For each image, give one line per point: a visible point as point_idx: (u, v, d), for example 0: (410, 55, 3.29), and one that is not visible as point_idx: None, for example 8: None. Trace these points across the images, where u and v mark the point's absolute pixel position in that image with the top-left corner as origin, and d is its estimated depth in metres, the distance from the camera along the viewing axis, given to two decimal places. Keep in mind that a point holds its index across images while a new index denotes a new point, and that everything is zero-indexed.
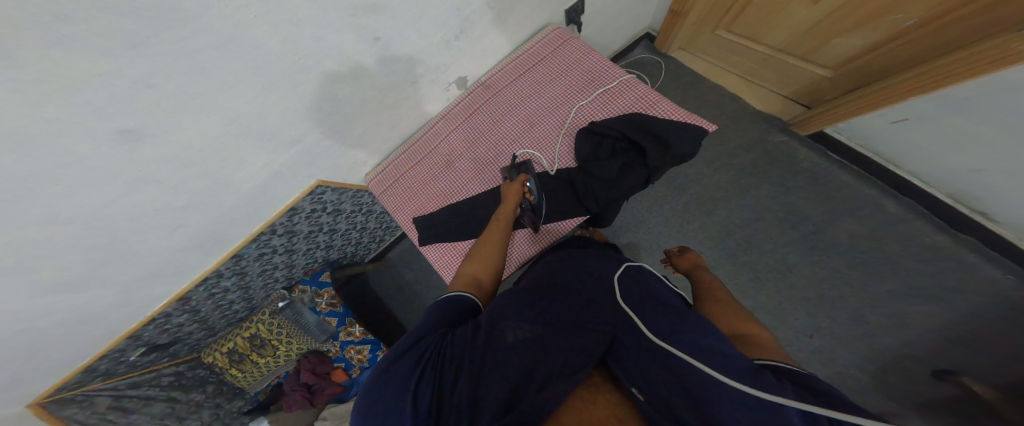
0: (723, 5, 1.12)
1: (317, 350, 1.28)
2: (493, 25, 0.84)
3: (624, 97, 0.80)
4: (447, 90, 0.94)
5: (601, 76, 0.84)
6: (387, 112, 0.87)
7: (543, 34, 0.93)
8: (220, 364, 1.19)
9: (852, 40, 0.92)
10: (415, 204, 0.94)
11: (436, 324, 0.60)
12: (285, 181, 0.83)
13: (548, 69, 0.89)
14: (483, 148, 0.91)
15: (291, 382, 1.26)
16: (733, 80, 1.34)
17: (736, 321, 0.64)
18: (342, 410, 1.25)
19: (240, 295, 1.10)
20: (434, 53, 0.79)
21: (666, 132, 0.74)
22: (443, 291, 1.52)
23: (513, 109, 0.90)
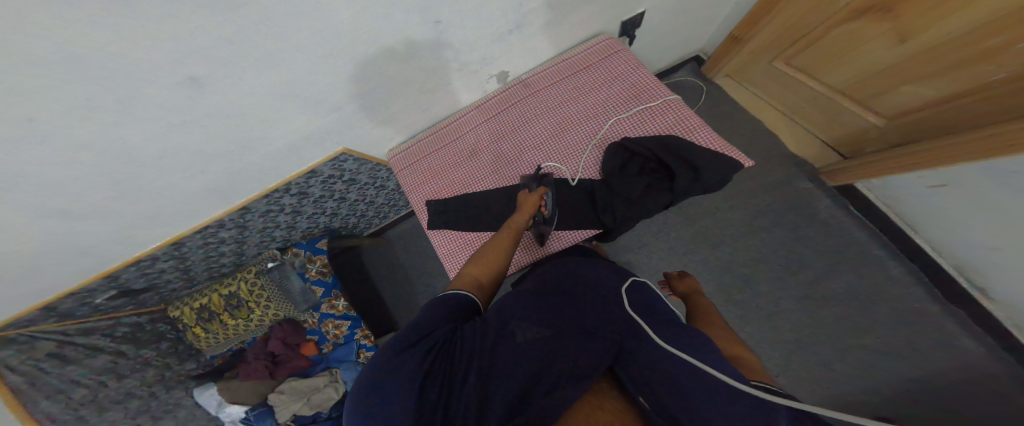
0: (789, 35, 1.07)
1: (291, 319, 1.29)
2: (549, 24, 0.82)
3: (665, 118, 0.78)
4: (486, 82, 0.93)
5: (643, 92, 0.82)
6: (426, 94, 0.85)
7: (593, 42, 0.92)
8: (186, 321, 1.15)
9: (920, 88, 0.87)
10: (431, 187, 0.92)
11: (442, 318, 0.59)
12: (307, 148, 0.81)
13: (591, 77, 0.88)
14: (510, 145, 0.89)
15: (255, 349, 1.27)
16: (774, 115, 1.32)
17: (724, 341, 0.65)
18: (301, 385, 1.24)
19: (233, 249, 1.08)
20: (483, 43, 0.78)
21: (701, 161, 0.71)
22: (436, 287, 1.48)
23: (548, 111, 0.88)
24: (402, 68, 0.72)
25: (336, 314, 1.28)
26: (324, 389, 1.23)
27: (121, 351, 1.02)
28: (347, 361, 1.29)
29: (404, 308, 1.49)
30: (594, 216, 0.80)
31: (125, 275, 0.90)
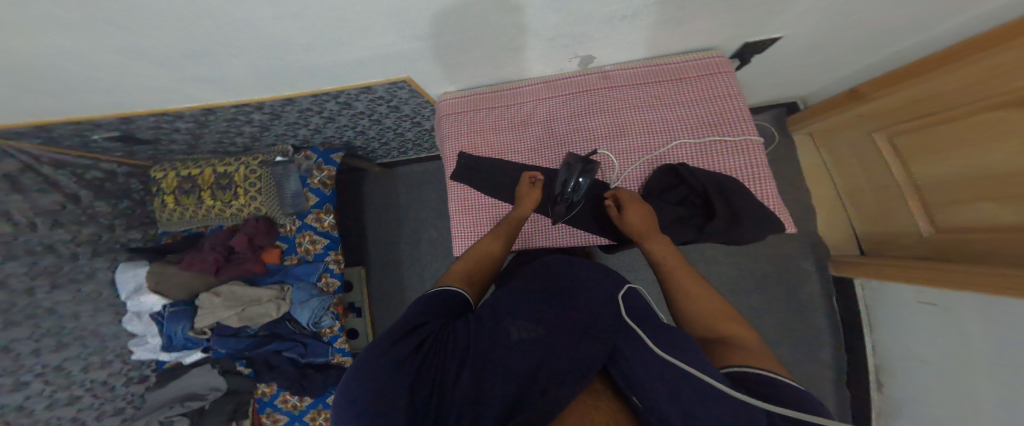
0: (907, 108, 0.88)
1: (269, 219, 1.21)
2: (674, 30, 0.66)
3: (733, 164, 0.74)
4: (566, 60, 0.76)
5: (723, 125, 0.74)
6: (504, 54, 0.72)
7: (705, 54, 0.76)
8: (170, 186, 1.21)
9: (997, 211, 0.76)
10: (468, 141, 0.87)
11: (427, 315, 0.57)
12: (350, 70, 0.73)
13: (683, 94, 0.76)
14: (564, 129, 0.81)
15: (215, 239, 1.17)
16: (825, 190, 1.25)
17: (713, 318, 0.55)
18: (241, 294, 1.14)
19: (252, 130, 1.05)
20: (594, 30, 0.64)
21: (747, 210, 0.70)
22: (421, 242, 1.43)
23: (619, 113, 0.78)
24: (500, 21, 0.59)
25: (319, 228, 1.22)
26: (264, 304, 1.14)
27: (76, 194, 1.14)
28: (304, 282, 1.20)
29: (383, 253, 1.45)
30: (613, 229, 0.79)
31: (134, 126, 0.92)
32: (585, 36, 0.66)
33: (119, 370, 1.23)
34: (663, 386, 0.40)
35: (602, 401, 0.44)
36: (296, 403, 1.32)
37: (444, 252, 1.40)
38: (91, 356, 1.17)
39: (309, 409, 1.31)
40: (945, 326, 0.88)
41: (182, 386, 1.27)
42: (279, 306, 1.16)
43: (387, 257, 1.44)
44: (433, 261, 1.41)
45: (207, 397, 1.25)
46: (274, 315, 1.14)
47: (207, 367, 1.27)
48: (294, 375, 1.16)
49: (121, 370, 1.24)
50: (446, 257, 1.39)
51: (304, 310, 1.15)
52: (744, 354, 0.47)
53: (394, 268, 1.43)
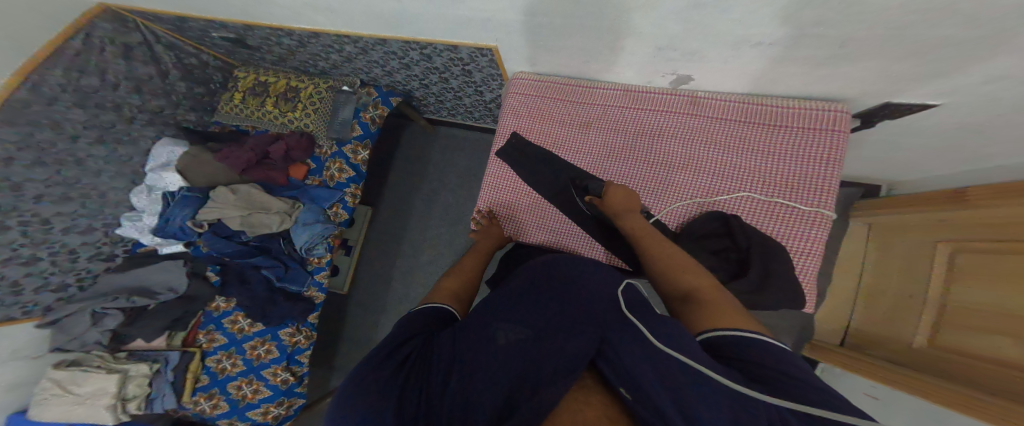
0: (980, 219, 0.71)
1: (312, 138, 1.20)
2: (802, 78, 0.62)
3: (790, 234, 0.67)
4: (659, 77, 0.74)
5: (801, 191, 0.66)
6: (603, 48, 0.69)
7: (821, 105, 0.65)
8: (243, 86, 1.28)
9: (1010, 347, 0.59)
10: (529, 123, 0.84)
11: (408, 332, 0.53)
12: (438, 26, 0.75)
13: (771, 144, 0.68)
14: (627, 143, 0.77)
15: (257, 141, 1.22)
16: (848, 284, 1.04)
17: (680, 272, 0.55)
18: (256, 197, 1.18)
19: (332, 55, 1.06)
20: (716, 54, 0.61)
21: (781, 279, 0.63)
22: (437, 202, 1.36)
23: (691, 143, 0.73)
24: (623, 14, 0.57)
25: (350, 160, 1.21)
26: (271, 215, 1.15)
27: (167, 71, 1.30)
28: (317, 205, 1.19)
29: (397, 202, 1.39)
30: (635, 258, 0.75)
31: (251, 34, 1.07)
32: (700, 56, 0.63)
33: (94, 241, 1.21)
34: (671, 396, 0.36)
35: (597, 393, 0.41)
36: (244, 327, 1.22)
37: (456, 217, 1.33)
38: (81, 218, 1.17)
39: (253, 336, 1.21)
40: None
41: (137, 278, 1.20)
42: (282, 221, 1.16)
43: (398, 206, 1.39)
44: (440, 233, 1.34)
45: (159, 296, 1.17)
46: (274, 229, 1.15)
47: (178, 264, 1.21)
48: (263, 297, 1.15)
49: (98, 241, 1.22)
50: (457, 225, 1.33)
51: (304, 231, 1.14)
52: (728, 313, 0.46)
53: (400, 227, 1.37)
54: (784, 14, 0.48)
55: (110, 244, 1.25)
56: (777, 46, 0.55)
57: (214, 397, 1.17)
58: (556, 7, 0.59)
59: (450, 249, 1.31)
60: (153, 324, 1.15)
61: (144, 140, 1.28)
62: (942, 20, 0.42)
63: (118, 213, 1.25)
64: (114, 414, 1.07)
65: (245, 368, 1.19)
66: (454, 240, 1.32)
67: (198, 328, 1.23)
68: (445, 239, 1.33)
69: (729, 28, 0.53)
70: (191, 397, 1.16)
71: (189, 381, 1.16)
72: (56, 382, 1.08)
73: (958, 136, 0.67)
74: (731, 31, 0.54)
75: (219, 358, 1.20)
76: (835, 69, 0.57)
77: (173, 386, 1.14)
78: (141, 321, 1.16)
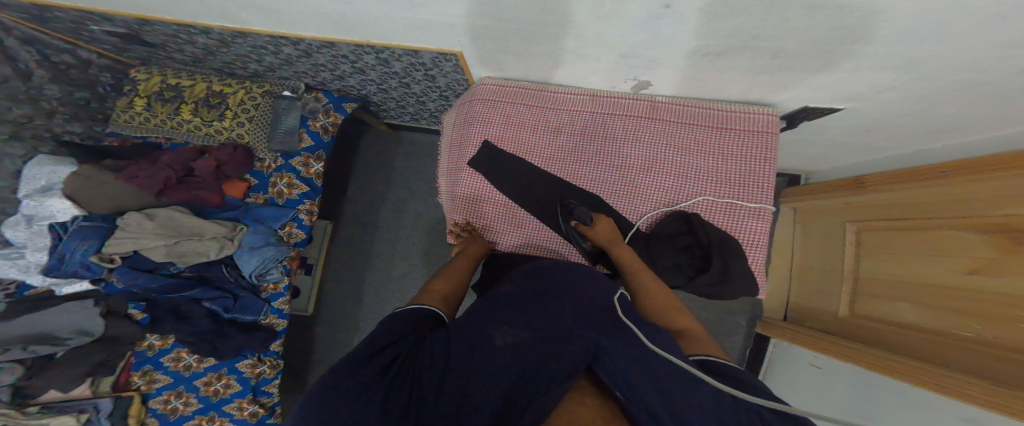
0: (885, 208, 0.86)
1: (248, 149, 1.05)
2: (752, 86, 0.68)
3: (739, 228, 0.75)
4: (622, 81, 0.75)
5: (747, 188, 0.74)
6: (569, 55, 0.68)
7: (756, 109, 0.73)
8: (148, 89, 1.07)
9: (914, 313, 0.76)
10: (498, 130, 0.82)
11: (399, 331, 0.52)
12: (397, 31, 0.68)
13: (720, 145, 0.75)
14: (595, 148, 0.79)
15: (173, 156, 1.04)
16: (781, 260, 1.19)
17: (672, 312, 0.61)
18: (181, 222, 1.02)
19: (268, 58, 0.92)
20: (674, 61, 0.63)
21: (738, 273, 0.72)
22: (405, 211, 1.29)
23: (654, 146, 0.77)
24: (589, 24, 0.56)
25: (302, 174, 1.09)
26: (206, 241, 1.01)
27: (30, 71, 1.04)
28: (264, 225, 1.06)
29: (359, 214, 1.30)
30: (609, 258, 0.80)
31: (152, 29, 0.88)
32: (659, 64, 0.65)
33: None
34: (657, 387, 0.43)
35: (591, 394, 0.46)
36: (191, 364, 1.08)
37: (426, 224, 1.28)
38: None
39: (205, 372, 1.08)
40: (826, 389, 0.93)
41: (30, 324, 0.98)
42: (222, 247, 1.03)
43: (362, 218, 1.30)
44: (410, 243, 1.28)
45: (67, 342, 0.99)
46: (213, 257, 1.01)
47: (85, 304, 1.01)
48: (210, 331, 1.03)
49: None
50: (429, 233, 1.28)
51: (254, 257, 1.03)
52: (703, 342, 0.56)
53: (365, 239, 1.29)
54: (735, 29, 0.50)
55: None
56: (728, 55, 0.58)
57: None
58: (524, 13, 0.56)
59: (423, 258, 1.27)
60: (66, 373, 0.97)
61: (12, 160, 1.02)
62: (864, 41, 0.48)
63: None
64: None
65: (201, 406, 1.07)
66: (426, 249, 1.27)
67: (129, 369, 1.07)
68: (416, 248, 1.27)
69: (687, 39, 0.56)
70: None
71: None
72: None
73: (865, 133, 0.78)
74: (689, 42, 0.56)
75: (165, 399, 1.07)
76: (775, 77, 0.63)
77: None
78: (48, 372, 0.97)
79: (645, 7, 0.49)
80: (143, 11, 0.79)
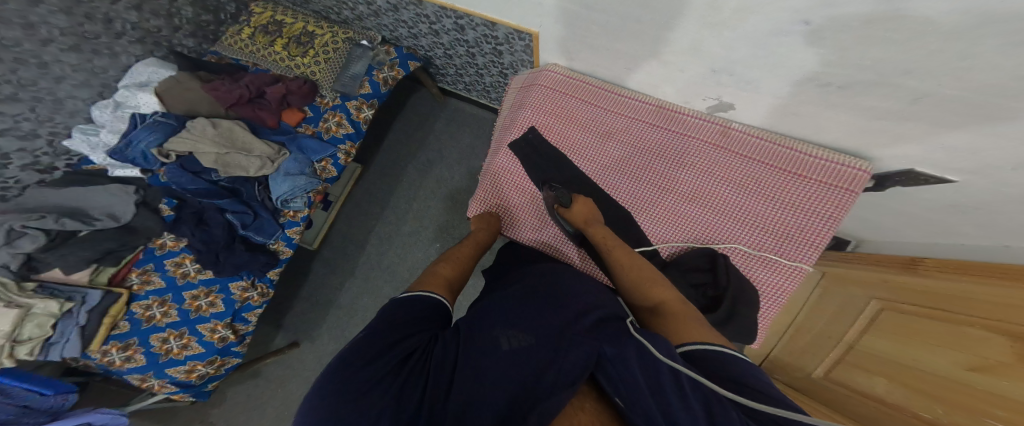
0: (900, 289, 0.68)
1: (314, 86, 1.12)
2: (840, 131, 0.61)
3: (770, 282, 0.68)
4: (700, 99, 0.72)
5: (794, 244, 0.66)
6: (649, 59, 0.66)
7: (845, 161, 0.63)
8: (255, 19, 1.23)
9: (890, 390, 0.66)
10: (548, 118, 0.81)
11: (406, 325, 0.46)
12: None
13: (785, 191, 0.67)
14: (640, 160, 0.75)
15: (255, 80, 1.13)
16: (784, 319, 0.98)
17: (645, 282, 0.59)
18: (237, 136, 1.09)
19: (363, 8, 1.02)
20: (777, 89, 0.59)
21: (744, 322, 0.66)
22: (431, 173, 1.29)
23: (704, 174, 0.72)
24: (680, 29, 0.56)
25: (353, 116, 1.13)
26: (251, 158, 1.06)
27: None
28: (303, 155, 1.09)
29: (389, 167, 1.31)
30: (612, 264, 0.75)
31: None
32: (755, 89, 0.61)
33: (31, 150, 1.05)
34: (656, 399, 0.35)
35: (586, 398, 0.39)
36: (189, 273, 1.08)
37: (448, 194, 1.27)
38: (24, 123, 1.02)
39: (197, 285, 1.06)
40: None
41: (75, 197, 1.03)
42: (262, 167, 1.07)
43: (388, 171, 1.31)
44: (427, 206, 1.27)
45: (94, 223, 1.01)
46: (251, 173, 1.05)
47: (127, 190, 1.06)
48: (220, 243, 1.03)
49: (37, 150, 1.06)
50: (446, 201, 1.27)
51: (285, 182, 1.05)
52: (700, 332, 0.46)
53: (385, 189, 1.29)
54: (877, 61, 0.45)
55: (50, 155, 1.08)
56: (851, 91, 0.52)
57: (129, 348, 1.02)
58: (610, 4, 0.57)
59: (434, 224, 1.25)
60: (78, 253, 0.99)
61: (127, 57, 1.18)
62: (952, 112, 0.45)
63: (70, 124, 1.11)
64: None
65: (178, 320, 1.04)
66: (440, 217, 1.25)
67: (133, 265, 1.08)
68: (431, 213, 1.26)
69: (811, 62, 0.51)
70: (101, 346, 1.00)
71: (103, 328, 0.99)
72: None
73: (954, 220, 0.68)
74: (805, 66, 0.52)
75: (147, 305, 1.04)
76: (889, 132, 0.56)
77: (81, 332, 0.96)
78: (65, 247, 0.98)
79: (772, 18, 0.46)
80: None
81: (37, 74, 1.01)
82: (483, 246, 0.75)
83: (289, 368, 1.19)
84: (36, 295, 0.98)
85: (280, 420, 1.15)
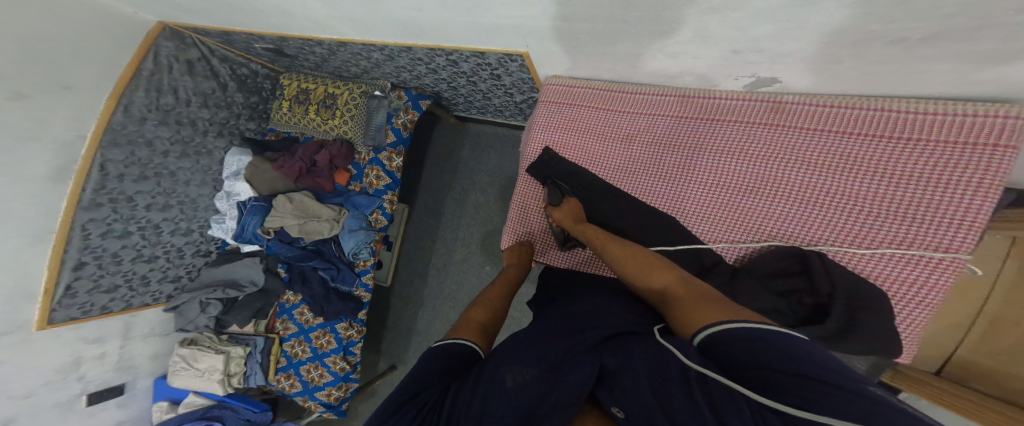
0: None
1: (350, 145, 1.22)
2: (961, 78, 0.42)
3: (897, 279, 0.52)
4: (731, 79, 0.57)
5: (910, 229, 0.50)
6: (653, 54, 0.54)
7: (973, 111, 0.45)
8: (286, 94, 1.31)
9: None
10: (561, 136, 0.73)
11: (428, 374, 0.46)
12: (460, 34, 0.67)
13: (884, 166, 0.51)
14: (676, 160, 0.64)
15: (305, 151, 1.25)
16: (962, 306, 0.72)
17: (644, 270, 0.52)
18: (309, 206, 1.23)
19: (367, 62, 1.03)
20: (828, 54, 0.43)
21: (863, 340, 0.49)
22: (468, 201, 1.32)
23: (762, 163, 0.58)
24: (684, 19, 0.43)
25: (387, 166, 1.20)
26: (322, 221, 1.20)
27: (225, 82, 1.29)
28: (359, 211, 1.21)
29: (431, 201, 1.37)
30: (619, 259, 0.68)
31: (288, 44, 1.07)
32: (798, 59, 0.45)
33: (194, 241, 1.33)
34: (659, 401, 0.32)
35: (588, 412, 0.37)
36: (309, 318, 1.32)
37: (488, 218, 1.30)
38: (181, 222, 1.29)
39: (316, 328, 1.30)
40: None
41: (228, 272, 1.34)
42: (332, 227, 1.21)
43: (431, 204, 1.37)
44: (471, 232, 1.31)
45: (245, 289, 1.30)
46: (325, 235, 1.20)
47: (254, 260, 1.32)
48: (320, 296, 1.21)
49: (196, 241, 1.34)
50: (489, 224, 1.29)
51: (350, 238, 1.18)
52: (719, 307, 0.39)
53: (432, 223, 1.37)
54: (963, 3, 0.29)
55: (204, 242, 1.36)
56: (940, 42, 0.35)
57: (290, 377, 1.32)
58: (593, 12, 0.47)
59: (481, 248, 1.30)
60: (243, 313, 1.30)
61: (218, 151, 1.34)
62: None
63: (207, 216, 1.35)
64: (224, 386, 1.28)
65: (311, 355, 1.29)
66: (484, 240, 1.29)
67: (275, 317, 1.38)
68: (476, 238, 1.31)
69: (887, 15, 0.34)
70: (275, 375, 1.33)
71: (271, 364, 1.32)
72: (182, 357, 1.30)
73: None
74: (853, 27, 0.36)
75: (292, 344, 1.34)
76: None
77: (261, 366, 1.32)
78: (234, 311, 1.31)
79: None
80: (282, 32, 0.96)
81: (172, 182, 1.23)
82: (513, 280, 0.74)
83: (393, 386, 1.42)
84: (229, 342, 1.35)
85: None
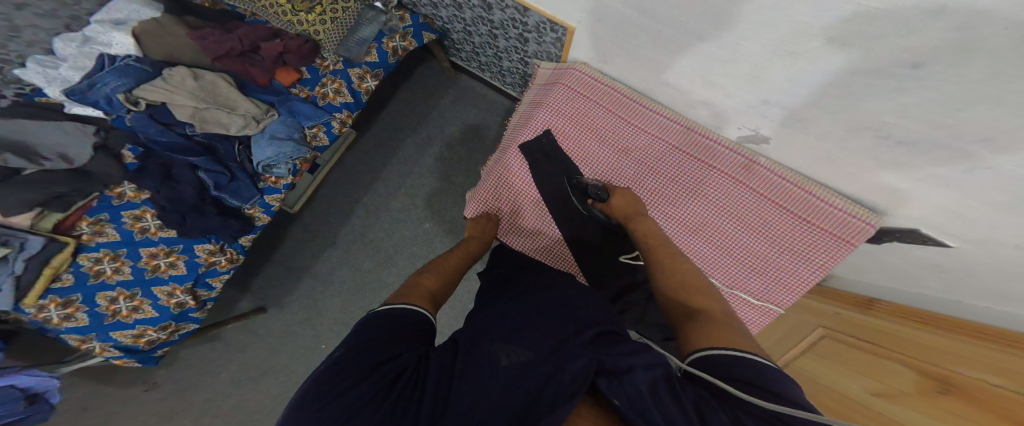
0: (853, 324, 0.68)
1: (316, 47, 1.03)
2: (872, 186, 0.59)
3: (758, 324, 0.67)
4: (735, 127, 0.68)
5: (788, 292, 0.65)
6: (695, 75, 0.62)
7: (856, 212, 0.60)
8: None
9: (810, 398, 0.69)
10: (563, 124, 0.74)
11: (395, 342, 0.37)
12: None
13: (795, 238, 0.64)
14: (653, 184, 0.70)
15: (249, 32, 1.00)
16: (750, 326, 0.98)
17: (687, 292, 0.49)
18: (220, 91, 0.94)
19: None
20: (830, 131, 0.55)
21: None
22: (428, 150, 1.22)
23: (716, 210, 0.67)
24: (755, 51, 0.50)
25: (354, 85, 1.04)
26: (233, 115, 0.92)
27: None
28: (294, 119, 0.99)
29: (386, 137, 1.22)
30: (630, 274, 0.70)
31: None
32: (802, 125, 0.57)
33: None
34: (655, 402, 0.29)
35: (584, 404, 0.32)
36: (149, 229, 0.89)
37: (444, 174, 1.20)
38: None
39: (158, 243, 0.90)
40: None
41: (19, 127, 0.82)
42: (245, 127, 0.94)
43: (384, 142, 1.22)
44: (421, 181, 1.20)
45: (43, 162, 0.82)
46: (229, 131, 0.92)
47: (84, 130, 0.87)
48: (189, 203, 0.89)
49: None
50: (439, 180, 1.20)
51: (269, 145, 0.94)
52: (722, 332, 0.38)
53: (378, 160, 1.21)
54: (961, 122, 0.40)
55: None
56: (914, 147, 0.48)
57: (71, 305, 0.84)
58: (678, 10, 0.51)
59: (426, 202, 1.18)
60: (16, 194, 0.79)
61: None
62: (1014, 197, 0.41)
63: (27, 54, 0.92)
64: None
65: (130, 279, 0.88)
66: (432, 196, 1.19)
67: (84, 212, 0.88)
68: (423, 191, 1.19)
69: (907, 108, 0.44)
70: (36, 300, 0.81)
71: (41, 280, 0.80)
72: None
73: None
74: (878, 113, 0.47)
75: (98, 258, 0.86)
76: (917, 199, 0.54)
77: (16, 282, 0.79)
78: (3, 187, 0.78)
79: (864, 56, 0.41)
80: None
81: None
82: (472, 253, 0.68)
83: (247, 339, 1.10)
84: None
85: (236, 386, 1.07)
